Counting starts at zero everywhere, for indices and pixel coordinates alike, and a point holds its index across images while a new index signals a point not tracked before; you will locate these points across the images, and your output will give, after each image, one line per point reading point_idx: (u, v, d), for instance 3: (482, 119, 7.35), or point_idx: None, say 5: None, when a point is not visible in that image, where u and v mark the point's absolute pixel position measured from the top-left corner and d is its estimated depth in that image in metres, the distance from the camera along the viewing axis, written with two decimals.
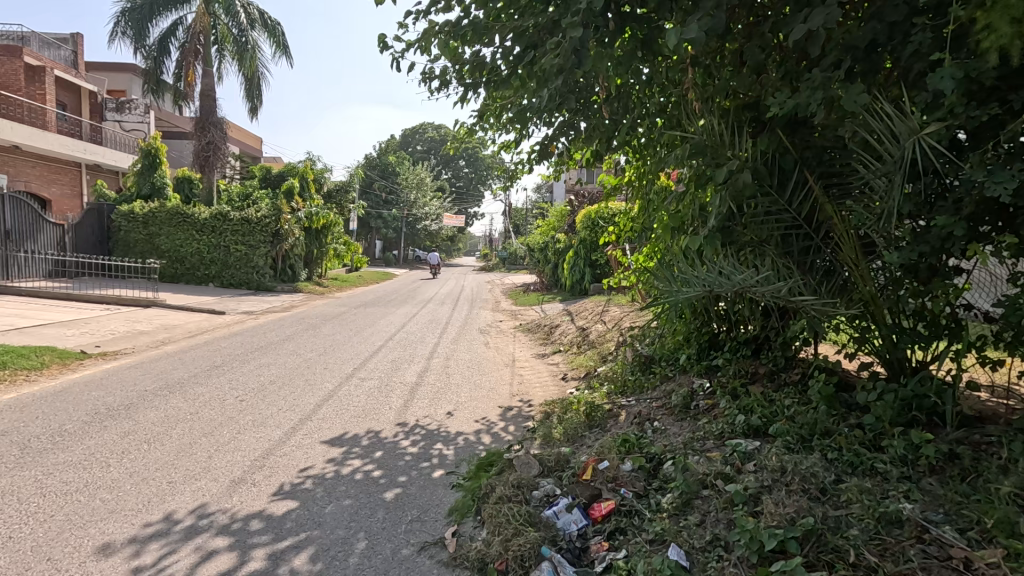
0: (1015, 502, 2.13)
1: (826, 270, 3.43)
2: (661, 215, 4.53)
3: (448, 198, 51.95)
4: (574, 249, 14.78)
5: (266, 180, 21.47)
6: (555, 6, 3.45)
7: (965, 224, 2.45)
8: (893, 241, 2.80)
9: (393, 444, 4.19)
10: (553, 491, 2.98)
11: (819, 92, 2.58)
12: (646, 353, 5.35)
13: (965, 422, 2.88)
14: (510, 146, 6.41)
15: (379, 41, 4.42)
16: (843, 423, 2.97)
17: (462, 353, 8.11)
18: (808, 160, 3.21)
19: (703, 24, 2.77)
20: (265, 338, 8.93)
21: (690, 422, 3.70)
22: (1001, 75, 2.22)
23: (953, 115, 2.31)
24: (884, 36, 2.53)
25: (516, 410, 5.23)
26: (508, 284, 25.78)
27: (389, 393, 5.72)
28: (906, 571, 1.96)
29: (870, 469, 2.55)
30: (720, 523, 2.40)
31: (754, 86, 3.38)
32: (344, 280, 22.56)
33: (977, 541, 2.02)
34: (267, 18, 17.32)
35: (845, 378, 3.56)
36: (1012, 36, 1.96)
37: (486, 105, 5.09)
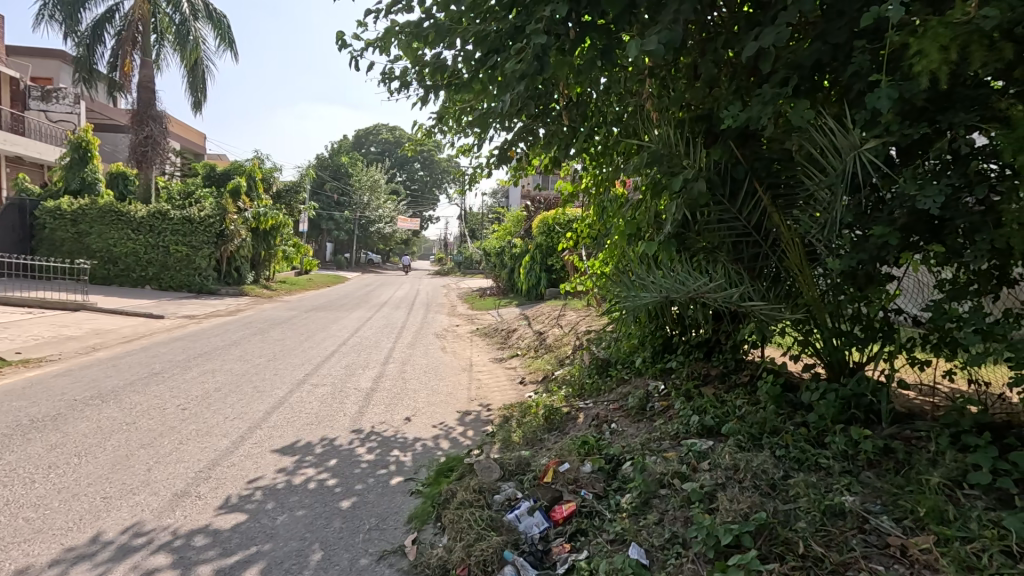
0: (944, 492, 2.28)
1: (774, 276, 3.61)
2: (618, 223, 4.68)
3: (402, 201, 51.43)
4: (530, 254, 14.87)
5: (209, 178, 20.45)
6: (518, 12, 3.49)
7: (899, 235, 2.61)
8: (835, 249, 2.97)
9: (349, 451, 4.07)
10: (514, 495, 2.98)
11: (769, 106, 2.72)
12: (603, 357, 5.46)
13: (897, 419, 3.08)
14: (469, 150, 6.41)
15: (337, 38, 4.32)
16: (790, 422, 3.14)
17: (418, 358, 8.02)
18: (757, 170, 3.38)
19: (662, 37, 2.88)
20: (208, 344, 8.50)
21: (646, 423, 3.79)
22: (931, 97, 2.40)
23: (889, 132, 2.48)
24: (827, 56, 2.70)
25: (474, 415, 5.20)
26: (463, 288, 25.72)
27: (343, 399, 5.57)
28: (850, 560, 2.06)
29: (815, 465, 2.69)
30: (678, 521, 2.48)
31: (707, 98, 3.52)
32: (294, 283, 21.88)
33: (911, 529, 2.14)
34: (213, 9, 16.58)
35: (791, 379, 3.74)
36: (941, 61, 2.13)
37: (446, 108, 5.06)
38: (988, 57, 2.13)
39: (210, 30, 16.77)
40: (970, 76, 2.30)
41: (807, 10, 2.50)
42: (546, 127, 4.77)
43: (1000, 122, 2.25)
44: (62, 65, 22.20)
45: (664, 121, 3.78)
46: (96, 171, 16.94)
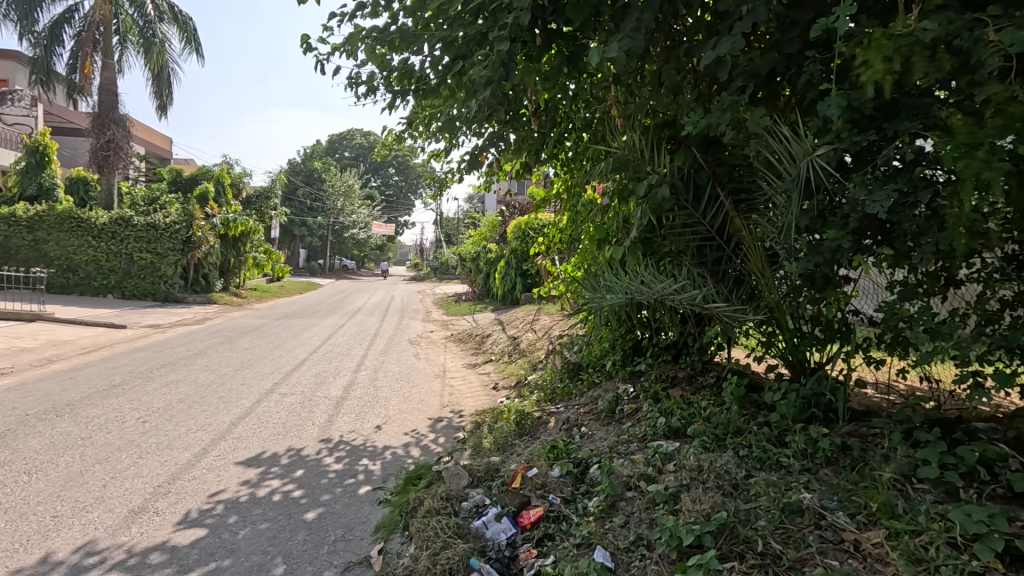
0: (895, 487, 2.34)
1: (737, 279, 3.69)
2: (588, 227, 4.74)
3: (376, 206, 50.99)
4: (505, 259, 14.88)
5: (175, 183, 19.90)
6: (485, 19, 3.51)
7: (851, 238, 2.69)
8: (792, 252, 3.05)
9: (316, 461, 3.99)
10: (483, 501, 2.97)
11: (728, 113, 2.79)
12: (575, 361, 5.49)
13: (855, 417, 3.17)
14: (440, 154, 6.38)
15: (302, 41, 4.26)
16: (753, 422, 3.20)
17: (392, 365, 7.93)
18: (720, 175, 3.49)
19: (624, 44, 2.93)
20: (173, 354, 8.25)
21: (615, 426, 3.82)
22: (877, 105, 2.50)
23: (839, 139, 2.57)
24: (781, 65, 2.78)
25: (446, 421, 5.16)
26: (439, 294, 25.60)
27: (313, 408, 5.46)
28: (806, 556, 2.11)
29: (776, 463, 2.74)
30: (643, 523, 2.50)
31: (671, 105, 3.59)
32: (265, 290, 21.45)
33: (864, 524, 2.20)
34: (179, 11, 16.20)
35: (755, 379, 3.81)
36: (884, 71, 2.22)
37: (415, 113, 5.05)
38: (929, 68, 2.23)
39: (176, 31, 16.38)
40: (913, 86, 2.40)
41: (761, 20, 2.58)
42: (516, 133, 4.81)
43: (941, 129, 2.35)
44: (19, 66, 21.44)
45: (631, 127, 3.87)
46: (54, 176, 16.34)
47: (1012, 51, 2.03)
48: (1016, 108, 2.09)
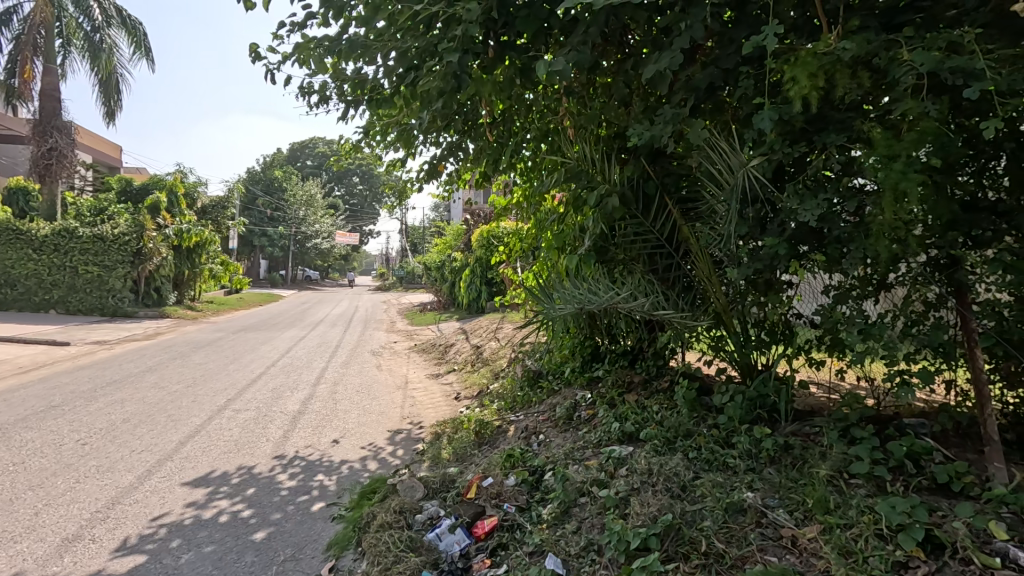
0: (831, 484, 2.44)
1: (686, 286, 3.80)
2: (546, 236, 4.81)
3: (340, 215, 50.24)
4: (470, 268, 14.86)
5: (125, 193, 19.12)
6: (436, 30, 3.51)
7: (787, 245, 2.81)
8: (734, 259, 3.17)
9: (268, 479, 3.87)
10: (437, 513, 2.94)
11: (670, 125, 2.89)
12: (535, 369, 5.54)
13: (798, 416, 3.30)
14: (399, 164, 6.35)
15: (251, 50, 4.18)
16: (703, 424, 3.29)
17: (353, 377, 7.79)
18: (667, 185, 3.64)
19: (569, 58, 3.00)
20: (120, 371, 7.89)
21: (572, 433, 3.86)
22: (807, 119, 2.63)
23: (772, 151, 2.69)
24: (719, 79, 2.89)
25: (405, 433, 5.10)
26: (404, 303, 25.37)
27: (268, 424, 5.31)
28: (747, 554, 2.17)
29: (723, 464, 2.83)
30: (594, 529, 2.54)
31: (620, 117, 3.68)
32: (223, 303, 20.78)
33: (802, 520, 2.28)
34: (127, 15, 15.66)
35: (706, 382, 3.91)
36: (810, 87, 2.34)
37: (371, 122, 5.02)
38: (850, 85, 2.37)
39: (124, 36, 15.82)
40: (839, 101, 2.54)
41: (698, 37, 2.68)
42: (475, 142, 4.90)
43: (864, 142, 2.49)
44: None
45: (582, 138, 3.96)
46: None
47: (922, 70, 2.18)
48: (928, 123, 2.24)
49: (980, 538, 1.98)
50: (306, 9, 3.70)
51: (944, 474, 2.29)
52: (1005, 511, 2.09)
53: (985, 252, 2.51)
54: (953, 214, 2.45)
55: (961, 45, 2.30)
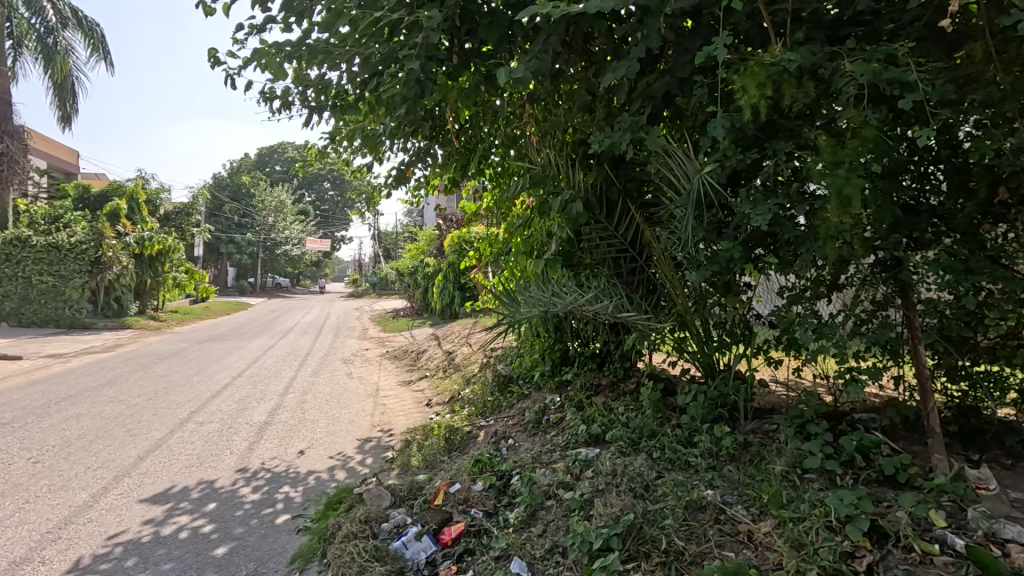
0: (787, 479, 2.52)
1: (649, 289, 3.89)
2: (514, 241, 4.83)
3: (310, 221, 49.38)
4: (443, 273, 14.79)
5: (82, 200, 18.40)
6: (400, 37, 3.50)
7: (741, 249, 2.92)
8: (693, 261, 3.26)
9: (230, 493, 3.78)
10: (403, 521, 2.93)
11: (628, 133, 2.97)
12: (506, 373, 5.56)
13: (758, 414, 3.40)
14: (367, 169, 6.32)
15: (210, 54, 4.11)
16: (667, 424, 3.36)
17: (323, 386, 7.66)
18: (630, 191, 3.75)
19: (530, 66, 3.05)
20: (77, 385, 7.58)
21: (540, 437, 3.90)
22: (758, 127, 2.73)
23: (725, 157, 2.78)
24: (675, 88, 2.99)
25: (375, 441, 5.06)
26: (377, 310, 25.05)
27: (232, 436, 5.19)
28: (706, 550, 2.23)
29: (685, 463, 2.90)
30: (559, 531, 2.57)
31: (583, 123, 3.73)
32: (188, 313, 20.18)
33: (758, 515, 2.36)
34: (84, 17, 15.16)
35: (671, 383, 4.00)
36: (758, 97, 2.44)
37: (337, 128, 4.98)
38: (796, 94, 2.48)
39: (81, 38, 15.32)
40: (788, 109, 2.65)
41: (654, 47, 2.76)
42: (443, 148, 4.92)
43: (811, 148, 2.60)
44: None
45: (546, 144, 4.02)
46: None
47: (861, 81, 2.30)
48: (868, 131, 2.36)
49: (922, 526, 2.08)
50: (266, 14, 3.65)
51: (891, 466, 2.39)
52: (945, 500, 2.21)
53: (925, 253, 2.63)
54: (895, 217, 2.57)
55: (898, 58, 2.43)
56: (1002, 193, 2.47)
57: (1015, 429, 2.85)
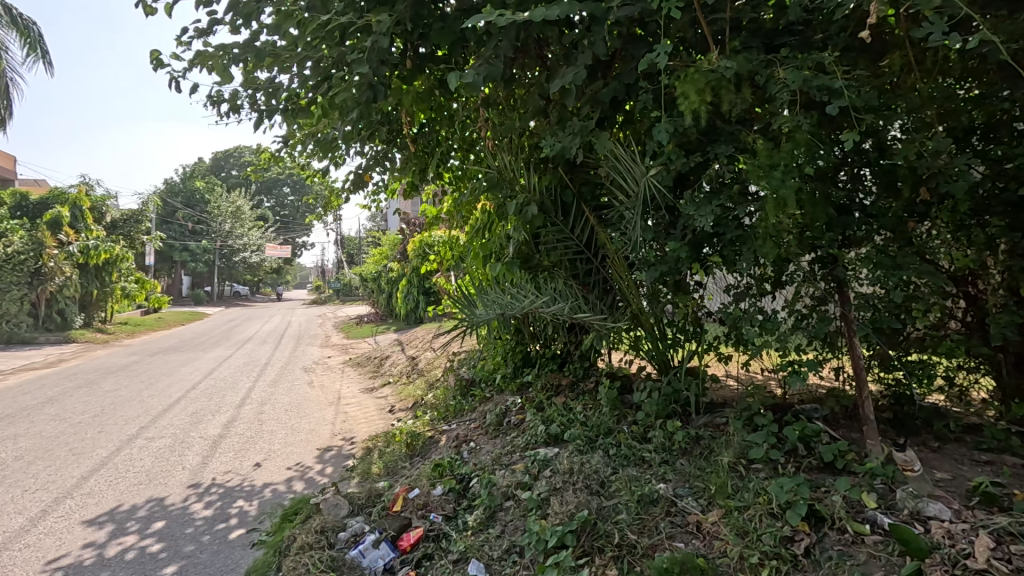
0: (734, 470, 2.62)
1: (605, 288, 3.97)
2: (473, 244, 4.85)
3: (270, 227, 48.08)
4: (406, 278, 14.63)
5: (18, 208, 17.26)
6: (351, 41, 3.48)
7: (687, 249, 3.03)
8: (644, 262, 3.35)
9: (181, 510, 3.65)
10: (361, 529, 2.89)
11: (577, 137, 3.05)
12: (468, 377, 5.56)
13: (710, 408, 3.51)
14: (324, 174, 6.22)
15: (152, 56, 3.97)
16: (623, 422, 3.45)
17: (282, 396, 7.47)
18: (585, 194, 3.84)
19: (481, 71, 3.08)
20: (14, 404, 7.15)
21: (501, 439, 3.92)
22: (700, 131, 2.84)
23: (671, 161, 2.88)
24: (623, 94, 3.07)
25: (335, 450, 4.96)
26: (339, 316, 24.51)
27: (185, 450, 5.01)
28: (657, 542, 2.30)
29: (639, 459, 2.97)
30: (517, 531, 2.60)
31: (537, 127, 3.79)
32: (138, 325, 19.29)
33: (706, 506, 2.44)
34: (19, 15, 14.36)
35: (628, 381, 4.08)
36: (698, 102, 2.54)
37: (290, 132, 4.89)
38: (734, 99, 2.59)
39: (15, 37, 14.50)
40: (727, 115, 2.76)
41: (600, 53, 2.84)
42: (401, 152, 4.89)
43: (749, 151, 2.72)
44: None
45: (502, 148, 4.07)
46: None
47: (792, 88, 2.42)
48: (801, 135, 2.48)
49: (855, 509, 2.20)
50: (211, 15, 3.56)
51: (829, 453, 2.51)
52: (877, 483, 2.34)
53: (857, 250, 2.77)
54: (829, 217, 2.71)
55: (826, 66, 2.58)
56: (924, 193, 2.63)
57: (942, 413, 3.04)
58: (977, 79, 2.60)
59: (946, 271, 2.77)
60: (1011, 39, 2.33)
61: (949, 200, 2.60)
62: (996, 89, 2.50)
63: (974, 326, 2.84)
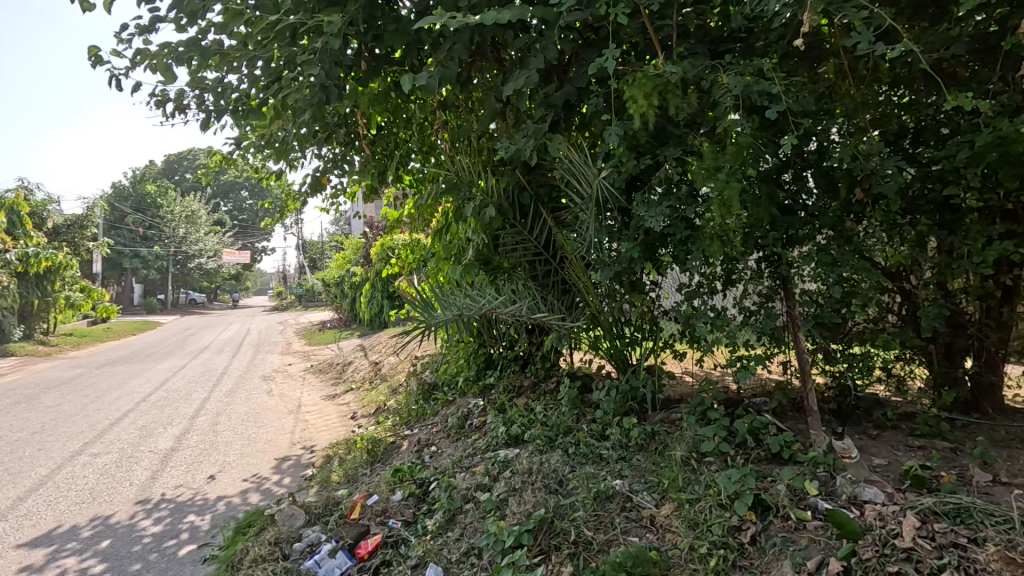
0: (687, 463, 2.69)
1: (564, 288, 4.02)
2: (434, 246, 4.83)
3: (227, 232, 46.51)
4: (370, 282, 14.41)
5: None
6: (302, 41, 3.42)
7: (640, 249, 3.10)
8: (600, 262, 3.40)
9: (128, 527, 3.49)
10: (318, 539, 2.83)
11: (531, 139, 3.08)
12: (430, 381, 5.52)
13: (666, 404, 3.59)
14: (281, 176, 6.07)
15: (91, 54, 3.80)
16: (582, 421, 3.50)
17: (239, 406, 7.23)
18: (541, 196, 3.89)
19: (434, 73, 3.07)
20: None
21: (462, 442, 3.91)
22: (649, 134, 2.92)
23: (622, 164, 2.95)
24: (575, 97, 3.13)
25: (294, 460, 4.84)
26: (301, 323, 23.89)
27: (132, 465, 4.79)
28: (612, 537, 2.34)
29: (598, 456, 3.02)
30: (475, 533, 2.60)
31: (494, 130, 3.81)
32: (83, 335, 18.31)
33: (660, 500, 2.51)
34: None
35: (588, 380, 4.13)
36: (646, 106, 2.61)
37: (241, 133, 4.76)
38: (680, 103, 2.66)
39: None
40: (675, 118, 2.84)
41: (552, 57, 2.88)
42: (359, 154, 4.83)
43: (696, 154, 2.80)
44: None
45: (459, 150, 4.06)
46: None
47: (734, 92, 2.51)
48: (743, 138, 2.57)
49: (798, 496, 2.30)
50: (153, 12, 3.44)
51: (776, 444, 2.61)
52: (819, 471, 2.45)
53: (800, 248, 2.88)
54: (772, 217, 2.81)
55: (767, 72, 2.68)
56: (859, 193, 2.76)
57: (881, 403, 3.19)
58: (907, 86, 2.76)
59: (881, 267, 2.91)
60: (933, 49, 2.48)
61: (882, 199, 2.73)
62: (923, 96, 2.66)
63: (908, 319, 2.99)
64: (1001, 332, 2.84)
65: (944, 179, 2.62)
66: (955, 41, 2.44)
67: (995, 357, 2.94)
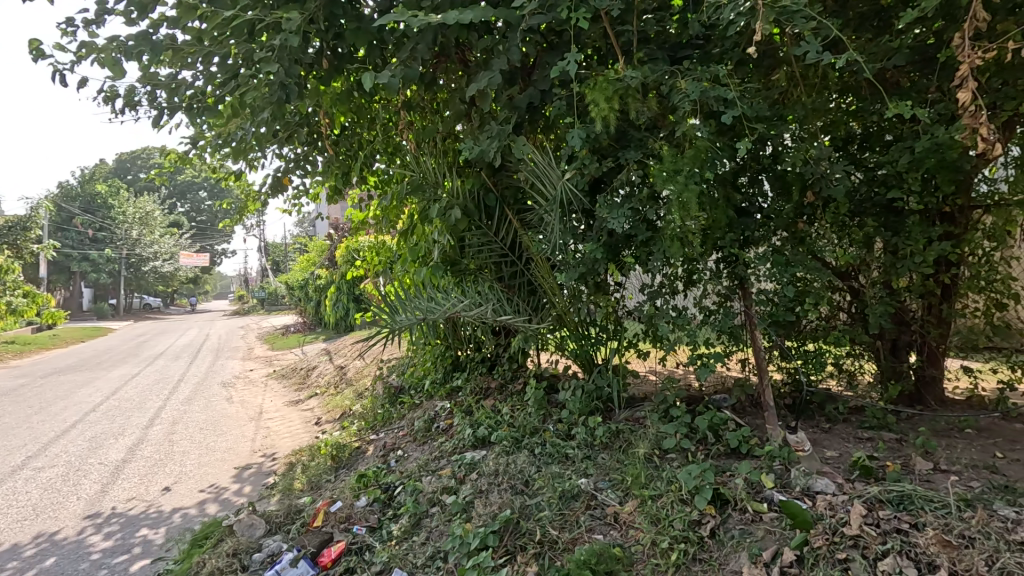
0: (650, 460, 2.75)
1: (530, 289, 4.04)
2: (399, 248, 4.78)
3: (184, 234, 44.82)
4: (335, 284, 14.12)
5: None
6: (261, 38, 3.33)
7: (603, 250, 3.14)
8: (565, 263, 3.43)
9: (75, 544, 3.32)
10: (278, 548, 2.76)
11: (495, 141, 3.09)
12: (397, 385, 5.46)
13: (631, 403, 3.65)
14: (241, 177, 5.90)
15: (32, 46, 3.60)
16: (548, 422, 3.53)
17: (197, 414, 6.97)
18: (507, 198, 3.91)
19: (397, 73, 3.04)
20: None
21: (428, 445, 3.88)
22: (612, 138, 2.97)
23: (585, 166, 2.99)
24: (539, 100, 3.15)
25: (255, 468, 4.70)
26: (263, 327, 23.22)
27: (80, 479, 4.56)
28: (577, 534, 2.37)
29: (563, 456, 3.05)
30: (440, 536, 2.59)
31: (460, 131, 3.81)
32: (26, 343, 17.31)
33: (624, 497, 2.55)
34: None
35: (555, 381, 4.16)
36: (607, 110, 2.66)
37: (197, 131, 4.60)
38: (641, 108, 2.72)
39: None
40: (637, 122, 2.90)
41: (515, 60, 2.90)
42: (323, 155, 4.75)
43: (656, 157, 2.87)
44: None
45: (423, 150, 4.03)
46: None
47: (692, 98, 2.58)
48: (700, 142, 2.65)
49: (755, 489, 2.38)
50: (100, 4, 3.29)
51: (735, 439, 2.69)
52: (775, 464, 2.54)
53: (756, 249, 2.97)
54: (729, 218, 2.89)
55: (723, 78, 2.77)
56: (810, 196, 2.87)
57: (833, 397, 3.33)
58: (854, 94, 2.89)
59: (832, 267, 3.03)
60: (876, 60, 2.62)
61: (831, 202, 2.85)
62: (868, 104, 2.79)
63: (857, 317, 3.11)
64: (940, 328, 3.00)
65: (888, 182, 2.75)
66: (896, 52, 2.57)
67: (935, 352, 3.11)
